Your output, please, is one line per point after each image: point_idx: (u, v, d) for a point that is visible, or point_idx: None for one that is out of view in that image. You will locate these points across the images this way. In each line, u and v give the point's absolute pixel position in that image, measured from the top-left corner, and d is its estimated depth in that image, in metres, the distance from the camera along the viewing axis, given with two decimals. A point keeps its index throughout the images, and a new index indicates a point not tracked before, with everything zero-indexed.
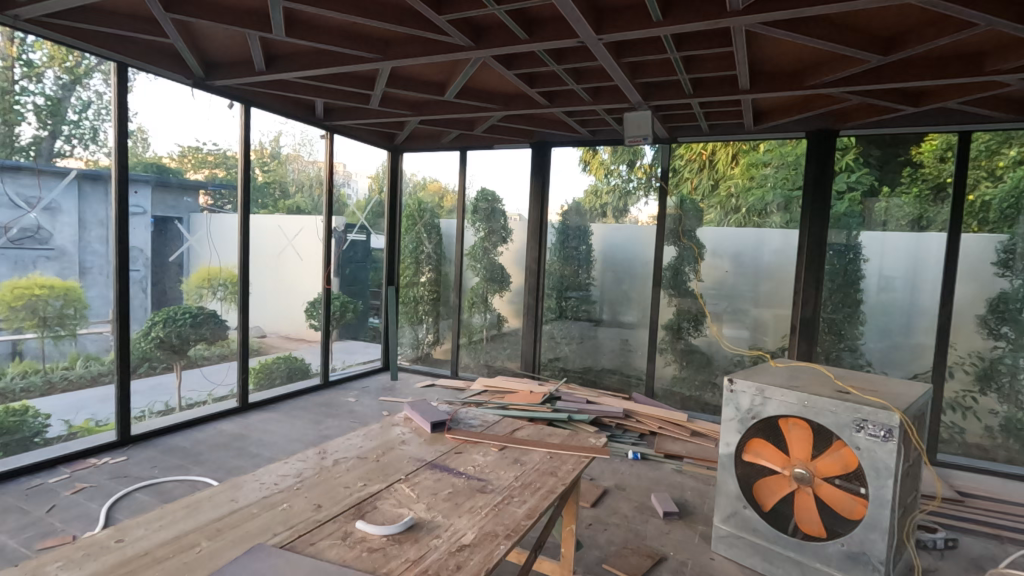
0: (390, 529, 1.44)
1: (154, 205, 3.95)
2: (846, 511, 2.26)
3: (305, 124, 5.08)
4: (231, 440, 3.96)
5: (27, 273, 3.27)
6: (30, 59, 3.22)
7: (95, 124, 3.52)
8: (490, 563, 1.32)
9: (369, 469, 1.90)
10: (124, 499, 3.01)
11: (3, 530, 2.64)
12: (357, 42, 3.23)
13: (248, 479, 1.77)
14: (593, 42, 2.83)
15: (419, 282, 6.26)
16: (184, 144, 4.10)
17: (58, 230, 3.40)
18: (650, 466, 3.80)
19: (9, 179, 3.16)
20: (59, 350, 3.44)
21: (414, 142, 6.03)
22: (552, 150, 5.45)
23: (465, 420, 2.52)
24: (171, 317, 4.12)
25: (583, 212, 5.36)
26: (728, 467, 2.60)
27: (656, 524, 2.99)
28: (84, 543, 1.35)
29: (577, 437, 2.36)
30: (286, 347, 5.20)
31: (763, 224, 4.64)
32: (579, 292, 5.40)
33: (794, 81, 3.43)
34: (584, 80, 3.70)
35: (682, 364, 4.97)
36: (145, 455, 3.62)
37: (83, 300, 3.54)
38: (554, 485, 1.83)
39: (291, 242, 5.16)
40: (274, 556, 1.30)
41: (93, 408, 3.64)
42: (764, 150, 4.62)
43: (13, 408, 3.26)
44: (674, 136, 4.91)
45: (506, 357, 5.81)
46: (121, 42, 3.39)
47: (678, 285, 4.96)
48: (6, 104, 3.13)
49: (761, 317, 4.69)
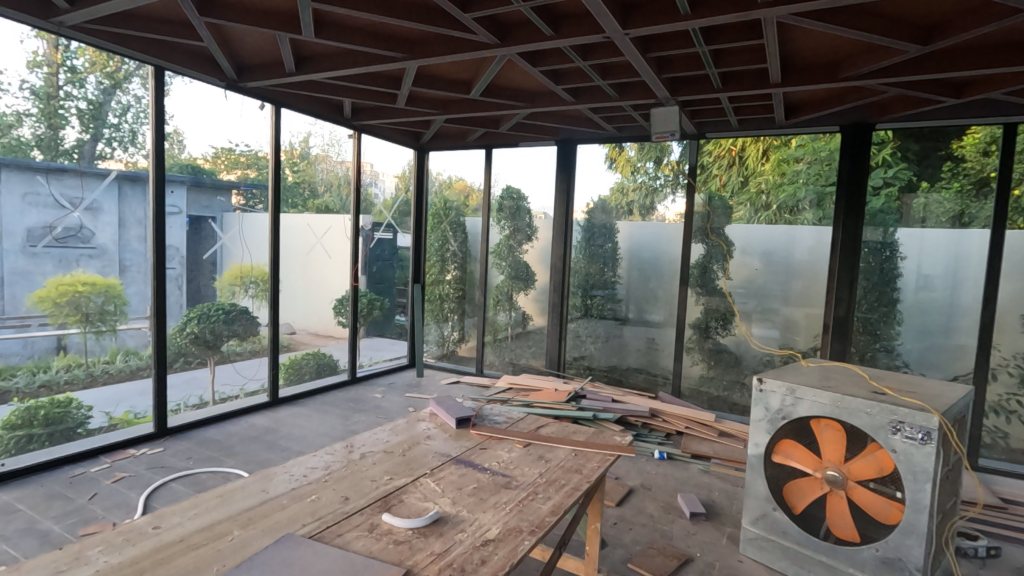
0: (415, 522, 1.45)
1: (188, 204, 4.06)
2: (881, 515, 2.20)
3: (333, 124, 5.16)
4: (262, 434, 4.05)
5: (71, 270, 3.42)
6: (73, 65, 3.35)
7: (134, 126, 3.64)
8: (514, 558, 1.32)
9: (395, 463, 1.92)
10: (160, 489, 3.11)
11: (48, 516, 2.76)
12: (384, 42, 3.27)
13: (278, 471, 1.81)
14: (620, 37, 2.80)
15: (444, 280, 6.30)
16: (217, 146, 4.20)
17: (100, 230, 3.53)
18: (676, 466, 3.75)
19: (53, 180, 3.30)
20: (99, 344, 3.58)
21: (439, 140, 6.07)
22: (577, 148, 5.43)
23: (490, 417, 2.52)
24: (205, 313, 4.23)
25: (609, 210, 5.31)
26: (756, 469, 2.56)
27: (682, 524, 2.96)
28: (124, 529, 1.40)
29: (603, 435, 2.34)
30: (314, 344, 5.30)
31: (794, 221, 4.53)
32: (604, 291, 5.37)
33: (828, 73, 3.33)
34: (610, 76, 3.66)
35: (710, 363, 4.90)
36: (181, 447, 3.74)
37: (123, 297, 3.66)
38: (579, 483, 1.82)
39: (319, 240, 5.25)
40: (303, 546, 1.33)
41: (132, 401, 3.77)
42: (796, 145, 4.51)
43: (57, 400, 3.41)
44: (702, 131, 4.82)
45: (531, 355, 5.81)
46: (160, 48, 3.50)
47: (705, 283, 4.89)
48: (51, 109, 3.27)
49: (793, 317, 4.58)
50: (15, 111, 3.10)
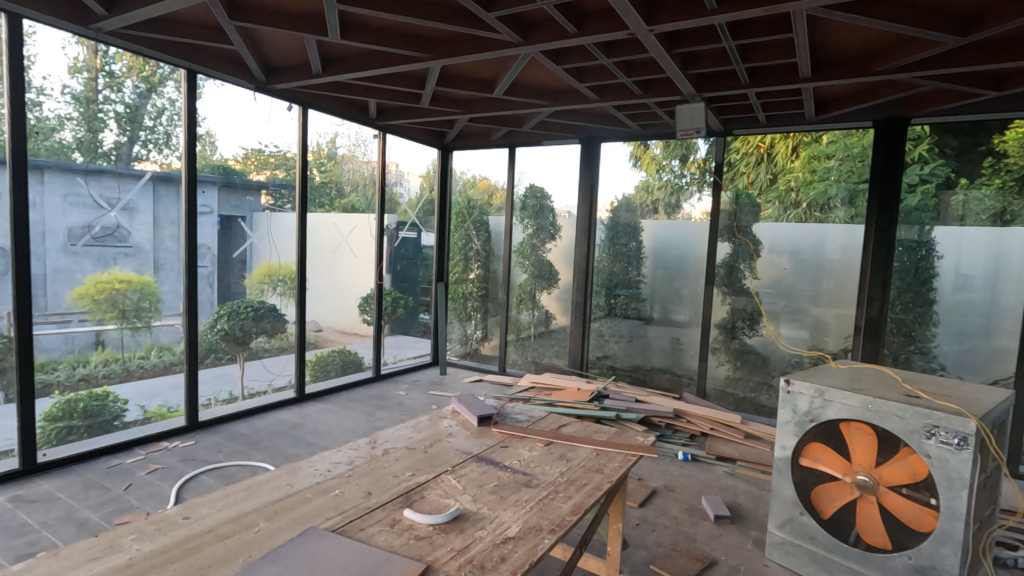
0: (436, 518, 1.46)
1: (220, 204, 4.16)
2: (913, 522, 2.12)
3: (359, 125, 5.23)
4: (288, 429, 4.13)
5: (108, 269, 3.53)
6: (112, 70, 3.45)
7: (168, 129, 3.76)
8: (534, 557, 1.32)
9: (417, 460, 1.94)
10: (192, 480, 3.20)
11: (87, 505, 2.87)
12: (408, 42, 3.30)
13: (304, 465, 1.85)
14: (644, 33, 2.77)
15: (468, 278, 6.33)
16: (247, 147, 4.29)
17: (135, 229, 3.64)
18: (701, 468, 3.70)
19: (92, 181, 3.42)
20: (135, 340, 3.69)
21: (464, 140, 6.09)
22: (601, 146, 5.40)
23: (511, 415, 2.53)
24: (234, 311, 4.32)
25: (633, 209, 5.27)
26: (783, 472, 2.51)
27: (706, 527, 2.92)
28: (156, 518, 1.44)
29: (625, 435, 2.32)
30: (340, 342, 5.39)
31: (825, 219, 4.42)
32: (629, 290, 5.32)
33: (861, 67, 3.24)
34: (635, 73, 3.63)
35: (736, 364, 4.82)
36: (211, 440, 3.84)
37: (157, 294, 3.78)
38: (600, 482, 1.81)
39: (345, 239, 5.34)
40: (326, 539, 1.35)
41: (165, 395, 3.89)
42: (828, 142, 4.39)
43: (96, 393, 3.53)
44: (729, 128, 4.73)
45: (554, 354, 5.79)
46: (193, 52, 3.59)
47: (732, 282, 4.80)
48: (90, 113, 3.39)
49: (823, 317, 4.47)
50: (57, 115, 3.22)
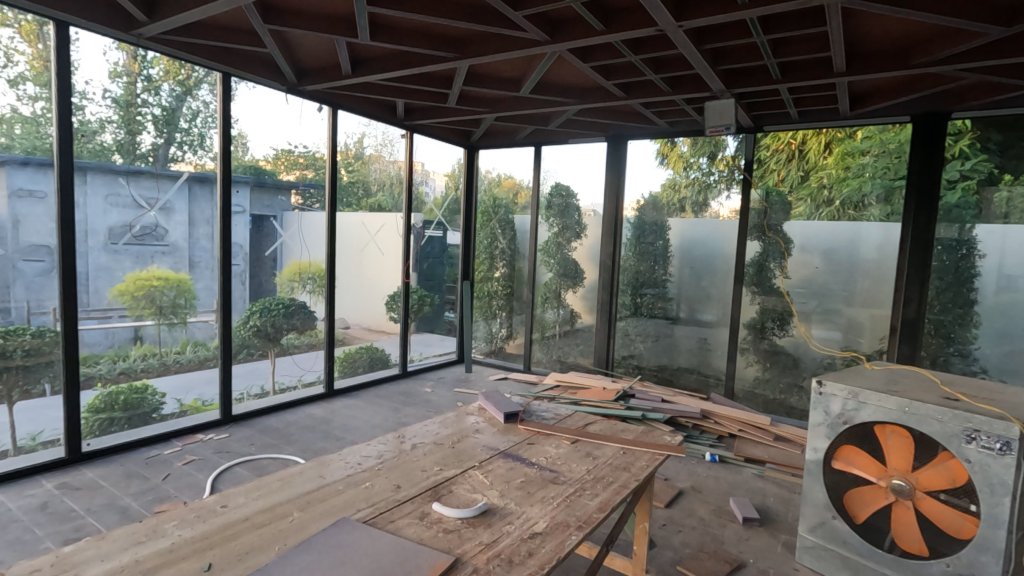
0: (464, 512, 1.48)
1: (252, 204, 4.27)
2: (952, 529, 2.06)
3: (386, 124, 5.30)
4: (318, 424, 4.22)
5: (147, 266, 3.67)
6: (149, 74, 3.58)
7: (202, 130, 3.87)
8: (561, 553, 1.32)
9: (445, 455, 1.97)
10: (226, 472, 3.30)
11: (128, 493, 2.98)
12: (436, 43, 3.33)
13: (335, 458, 1.89)
14: (673, 29, 2.74)
15: (493, 277, 6.36)
16: (278, 148, 4.38)
17: (172, 228, 3.76)
18: (729, 469, 3.66)
19: (132, 182, 3.55)
20: (172, 336, 3.83)
21: (489, 139, 6.12)
22: (628, 143, 5.36)
23: (537, 413, 2.54)
24: (266, 308, 4.44)
25: (660, 207, 5.21)
26: (815, 475, 2.46)
27: (735, 529, 2.88)
28: (195, 506, 1.49)
29: (652, 434, 2.31)
30: (367, 339, 5.48)
31: (859, 217, 4.31)
32: (655, 289, 5.27)
33: (898, 60, 3.15)
34: (663, 70, 3.59)
35: (766, 365, 4.73)
36: (244, 433, 3.95)
37: (192, 291, 3.90)
38: (627, 481, 1.81)
39: (373, 237, 5.43)
40: (357, 530, 1.38)
41: (200, 389, 4.02)
42: (862, 137, 4.28)
43: (135, 386, 3.67)
44: (759, 124, 4.65)
45: (579, 353, 5.77)
46: (228, 56, 3.67)
47: (762, 282, 4.72)
48: (129, 115, 3.52)
49: (856, 317, 4.36)
50: (98, 119, 3.35)
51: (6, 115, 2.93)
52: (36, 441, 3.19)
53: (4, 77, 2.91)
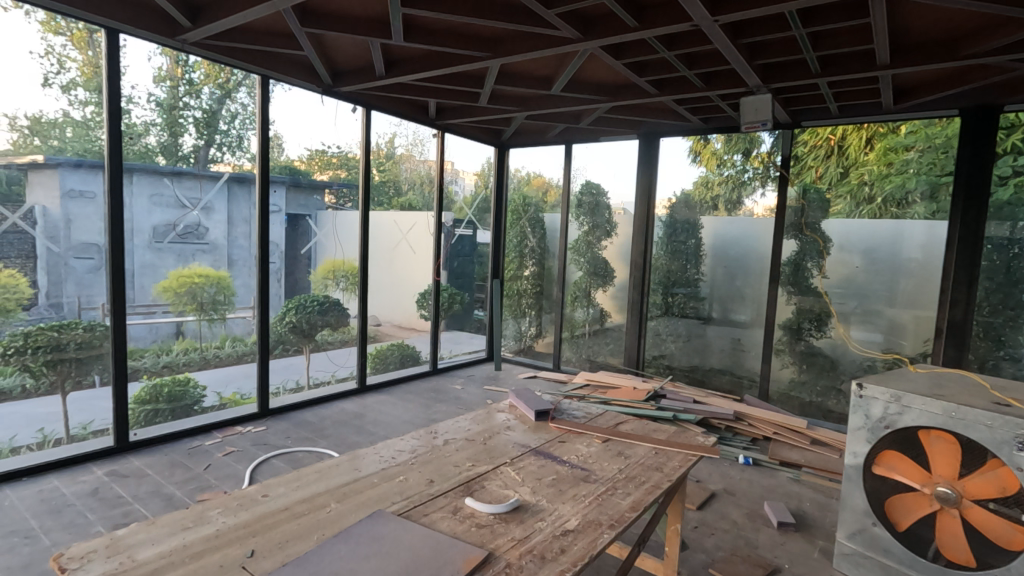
0: (496, 508, 1.49)
1: (287, 203, 4.39)
2: (1002, 539, 1.96)
3: (417, 124, 5.36)
4: (351, 418, 4.31)
5: (188, 264, 3.81)
6: (191, 78, 3.71)
7: (241, 132, 3.99)
8: (594, 550, 1.32)
9: (476, 451, 1.98)
10: (263, 464, 3.39)
11: (172, 482, 3.10)
12: (468, 43, 3.36)
13: (369, 452, 1.93)
14: (709, 25, 2.70)
15: (523, 275, 6.37)
16: (312, 148, 4.48)
17: (213, 227, 3.90)
18: (764, 473, 3.58)
19: (176, 182, 3.69)
20: (211, 331, 3.97)
21: (520, 138, 6.12)
22: (660, 141, 5.29)
23: (568, 411, 2.54)
24: (302, 305, 4.55)
25: (692, 205, 5.14)
26: (854, 480, 2.39)
27: (769, 533, 2.82)
28: (237, 495, 1.55)
29: (685, 435, 2.28)
30: (398, 336, 5.57)
31: (902, 215, 4.16)
32: (687, 289, 5.19)
33: (945, 52, 3.04)
34: (697, 66, 3.54)
35: (802, 366, 4.61)
36: (281, 426, 4.06)
37: (231, 288, 4.03)
38: (659, 481, 1.79)
39: (405, 236, 5.53)
40: (392, 522, 1.41)
41: (238, 383, 4.14)
42: (906, 132, 4.12)
43: (178, 379, 3.81)
44: (797, 120, 4.53)
45: (609, 352, 5.73)
46: (265, 58, 3.77)
47: (798, 281, 4.60)
48: (172, 118, 3.65)
49: (899, 319, 4.21)
50: (143, 122, 3.49)
51: (58, 119, 3.10)
52: (87, 431, 3.37)
53: (57, 83, 3.09)
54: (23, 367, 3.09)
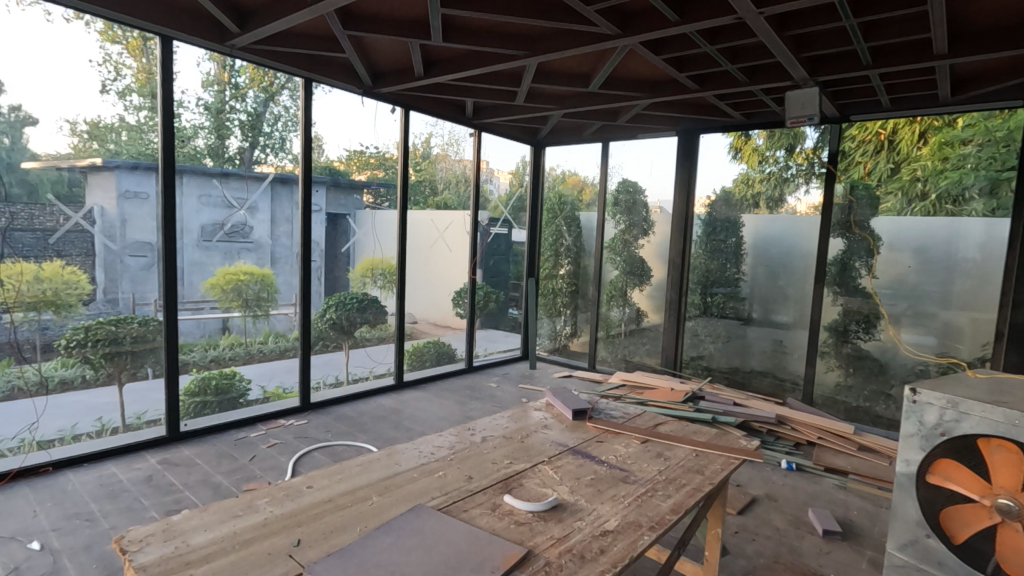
0: (535, 505, 1.50)
1: (328, 203, 4.48)
2: None
3: (453, 124, 5.41)
4: (388, 414, 4.38)
5: (234, 261, 3.93)
6: (237, 82, 3.82)
7: (283, 134, 4.10)
8: (634, 552, 1.31)
9: (514, 449, 1.99)
10: (305, 456, 3.49)
11: (219, 471, 3.22)
12: (506, 42, 3.37)
13: (409, 447, 1.95)
14: (753, 17, 2.62)
15: (558, 274, 6.35)
16: (350, 148, 4.56)
17: (257, 225, 4.02)
18: (808, 478, 3.47)
19: (223, 183, 3.83)
20: (256, 327, 4.09)
21: (556, 136, 6.10)
22: (700, 137, 5.19)
23: (606, 411, 2.52)
24: (341, 302, 4.66)
25: (732, 203, 5.02)
26: (905, 489, 2.02)
27: (814, 541, 2.73)
28: (283, 485, 1.60)
29: (726, 438, 2.24)
30: (434, 333, 5.63)
31: (959, 212, 3.95)
32: (727, 288, 5.07)
33: (1009, 39, 2.87)
34: (740, 59, 3.45)
35: (848, 370, 4.45)
36: (321, 420, 4.17)
37: (274, 285, 4.15)
38: (700, 483, 1.76)
39: (442, 235, 5.59)
40: (432, 516, 1.43)
41: (281, 377, 4.28)
42: (964, 125, 3.91)
43: (225, 372, 3.94)
44: (846, 113, 4.35)
45: (645, 352, 5.65)
46: (309, 62, 3.87)
47: (845, 281, 4.44)
48: (220, 121, 3.77)
49: (954, 321, 4.01)
50: (192, 125, 3.61)
51: (114, 123, 3.26)
52: (142, 420, 3.53)
53: (114, 88, 3.24)
54: (84, 359, 3.26)
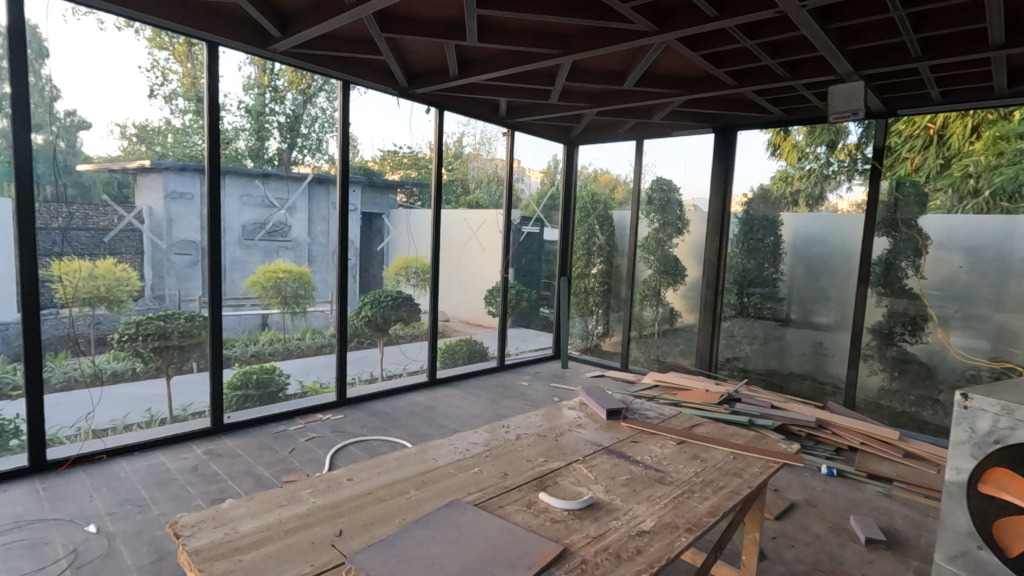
0: (571, 504, 1.50)
1: (363, 202, 4.57)
2: None
3: (486, 123, 5.44)
4: (422, 410, 4.45)
5: (274, 260, 4.04)
6: (276, 85, 3.92)
7: (320, 135, 4.20)
8: (671, 553, 1.30)
9: (548, 447, 2.00)
10: (342, 450, 3.57)
11: (261, 463, 3.33)
12: (541, 41, 3.37)
13: (444, 444, 1.98)
14: (795, 10, 2.56)
15: (590, 274, 6.33)
16: (384, 149, 4.62)
17: (295, 225, 4.12)
18: (850, 485, 3.37)
19: (265, 184, 3.94)
20: (294, 323, 4.19)
21: (589, 134, 6.06)
22: (737, 134, 5.08)
23: (640, 411, 2.50)
24: (377, 299, 4.75)
25: (770, 200, 4.91)
26: (954, 498, 1.77)
27: (856, 549, 2.65)
28: (325, 477, 1.64)
29: (765, 441, 2.19)
30: (466, 332, 5.68)
31: (1014, 209, 3.76)
32: (764, 288, 4.96)
33: None
34: (781, 54, 3.36)
35: (893, 374, 4.29)
36: (357, 415, 4.26)
37: (311, 283, 4.25)
38: (738, 486, 1.73)
39: (474, 233, 5.63)
40: (468, 512, 1.44)
41: (318, 372, 4.38)
42: (1020, 118, 3.72)
43: (265, 367, 4.05)
44: (892, 107, 4.19)
45: (679, 353, 5.57)
46: (347, 64, 3.96)
47: (890, 282, 4.28)
48: (260, 123, 3.88)
49: (1009, 324, 3.82)
50: (234, 127, 3.73)
51: (162, 126, 3.40)
52: (187, 412, 3.67)
53: (161, 93, 3.38)
54: (135, 352, 3.41)
